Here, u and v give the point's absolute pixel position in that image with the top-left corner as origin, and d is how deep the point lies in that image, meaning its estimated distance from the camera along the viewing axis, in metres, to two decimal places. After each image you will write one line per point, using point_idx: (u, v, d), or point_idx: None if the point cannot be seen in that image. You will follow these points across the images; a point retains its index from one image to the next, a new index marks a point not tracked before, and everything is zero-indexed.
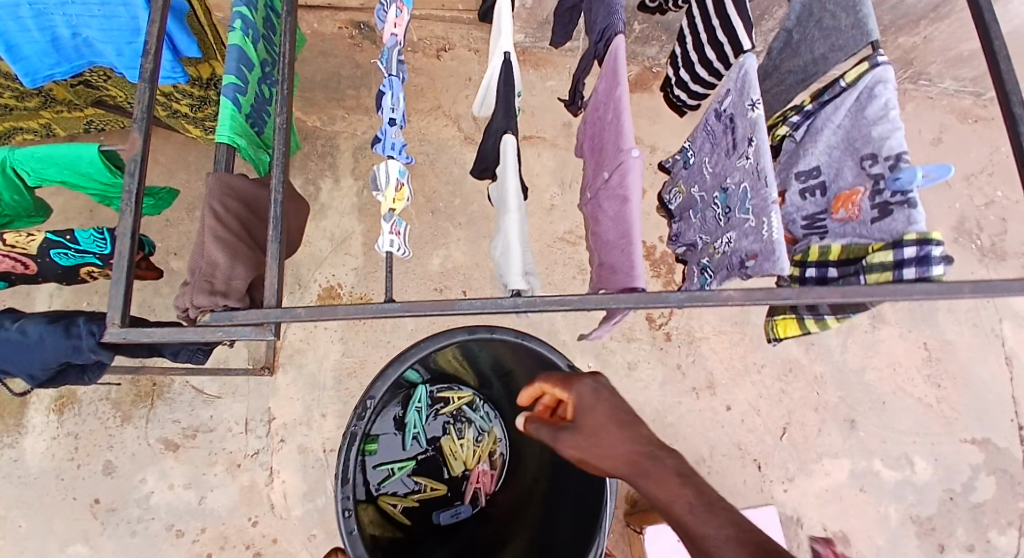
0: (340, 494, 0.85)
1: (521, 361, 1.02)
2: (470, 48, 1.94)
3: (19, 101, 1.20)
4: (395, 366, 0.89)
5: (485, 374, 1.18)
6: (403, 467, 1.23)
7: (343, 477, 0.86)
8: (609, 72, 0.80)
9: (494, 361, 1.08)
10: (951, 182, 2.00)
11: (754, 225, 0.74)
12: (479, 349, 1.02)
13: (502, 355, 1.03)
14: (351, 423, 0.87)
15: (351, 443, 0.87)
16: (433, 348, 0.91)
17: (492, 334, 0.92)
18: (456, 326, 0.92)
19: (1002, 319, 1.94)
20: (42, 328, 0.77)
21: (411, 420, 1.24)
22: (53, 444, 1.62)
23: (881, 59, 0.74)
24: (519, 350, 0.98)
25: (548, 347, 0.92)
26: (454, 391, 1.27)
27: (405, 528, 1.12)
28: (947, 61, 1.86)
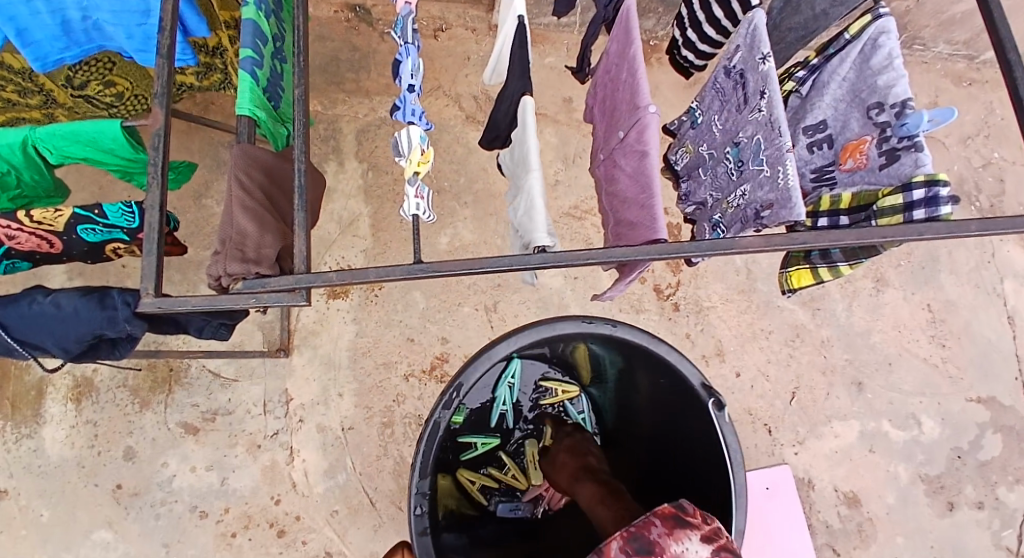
0: (416, 483, 0.87)
1: (650, 369, 1.02)
2: (467, 27, 1.94)
3: (20, 96, 1.18)
4: (481, 359, 0.85)
5: (602, 372, 1.18)
6: (486, 442, 1.25)
7: (422, 472, 0.87)
8: (621, 33, 0.82)
9: (617, 363, 1.09)
10: (948, 146, 2.03)
11: (769, 176, 0.76)
12: (608, 349, 1.04)
13: (635, 362, 1.04)
14: (435, 412, 0.86)
15: (433, 432, 0.87)
16: (533, 338, 0.88)
17: (613, 333, 0.93)
18: (568, 318, 0.90)
19: (1004, 279, 1.97)
20: (76, 300, 0.79)
21: (504, 397, 1.20)
22: (72, 432, 1.64)
23: (883, 10, 0.76)
24: (644, 354, 0.98)
25: (682, 359, 0.93)
26: (558, 383, 1.27)
27: (477, 507, 1.21)
28: (941, 24, 1.87)
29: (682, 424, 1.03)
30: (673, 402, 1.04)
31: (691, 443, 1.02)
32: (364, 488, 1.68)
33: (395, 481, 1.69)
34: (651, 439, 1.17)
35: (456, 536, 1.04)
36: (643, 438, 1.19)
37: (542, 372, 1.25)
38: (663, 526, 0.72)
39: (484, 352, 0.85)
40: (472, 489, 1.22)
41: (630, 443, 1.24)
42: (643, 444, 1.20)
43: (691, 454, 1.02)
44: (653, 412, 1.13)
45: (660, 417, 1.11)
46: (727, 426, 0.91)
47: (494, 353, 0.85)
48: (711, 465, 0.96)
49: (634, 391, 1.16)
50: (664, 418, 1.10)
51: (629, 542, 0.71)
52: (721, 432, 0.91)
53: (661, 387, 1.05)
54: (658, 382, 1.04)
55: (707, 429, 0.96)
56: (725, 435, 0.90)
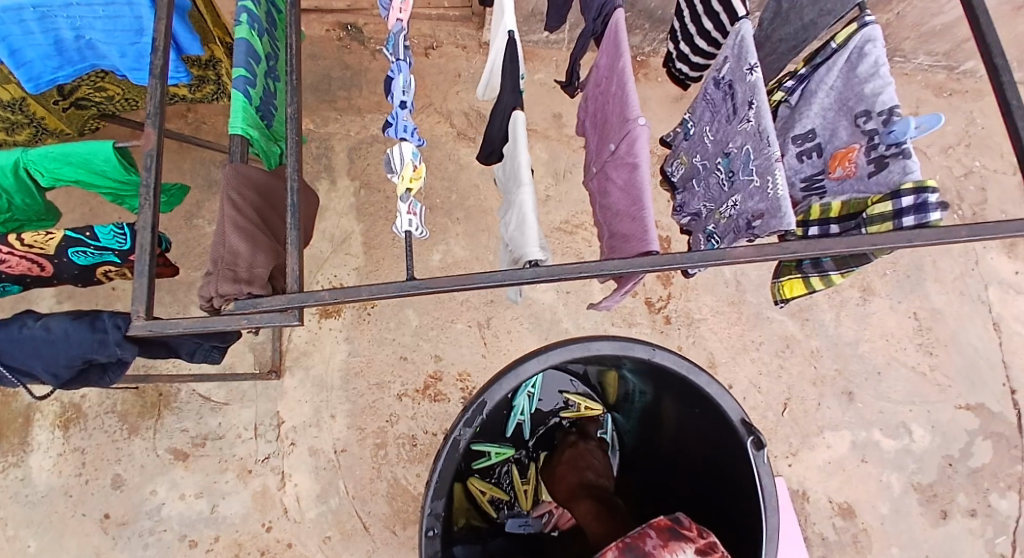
0: (429, 504, 0.84)
1: (682, 397, 0.99)
2: (458, 45, 1.96)
3: (9, 133, 1.20)
4: (508, 377, 0.85)
5: (630, 395, 1.15)
6: (500, 453, 1.18)
7: (436, 493, 0.84)
8: (611, 47, 0.83)
9: (649, 387, 1.07)
10: (930, 155, 2.07)
11: (759, 185, 0.77)
12: (641, 373, 1.01)
13: (666, 388, 1.02)
14: (455, 429, 0.85)
15: (451, 449, 0.85)
16: (564, 355, 0.87)
17: (650, 357, 0.90)
18: (598, 339, 0.88)
19: (988, 286, 2.00)
20: (66, 324, 0.78)
21: (525, 408, 1.14)
22: (60, 460, 1.60)
23: (868, 18, 0.77)
24: (678, 381, 0.94)
25: (721, 392, 0.89)
26: (583, 399, 1.22)
27: (486, 519, 1.20)
28: (921, 37, 1.93)
29: (711, 457, 1.00)
30: (702, 433, 1.01)
31: (719, 478, 0.99)
32: (356, 513, 1.65)
33: (389, 505, 1.66)
34: (674, 470, 1.14)
35: (463, 550, 1.06)
36: (666, 469, 1.16)
37: (569, 386, 1.19)
38: (658, 538, 0.76)
39: (513, 370, 0.84)
40: (482, 500, 1.19)
41: (654, 474, 1.20)
42: (665, 475, 1.17)
43: (720, 490, 1.00)
44: (679, 444, 1.10)
45: (688, 449, 1.08)
46: (765, 467, 0.86)
47: (526, 369, 0.85)
48: (740, 503, 0.93)
49: (661, 418, 1.13)
50: (691, 450, 1.07)
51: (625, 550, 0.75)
52: (758, 473, 0.87)
53: (691, 416, 1.02)
54: (689, 410, 1.01)
55: (741, 467, 0.91)
56: (762, 479, 0.86)
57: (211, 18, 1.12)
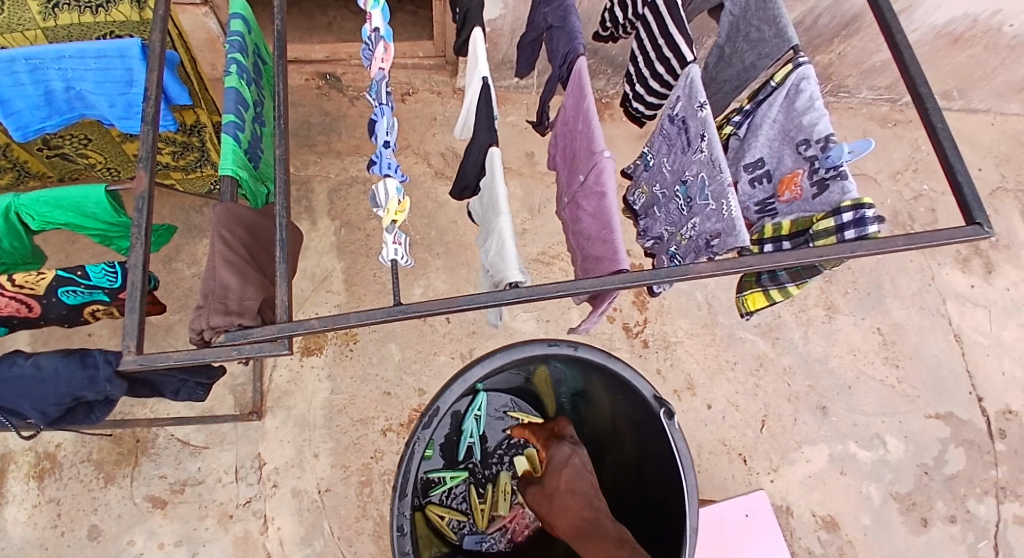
0: (397, 505, 0.85)
1: (607, 386, 1.06)
2: (433, 90, 2.06)
3: None
4: (456, 385, 0.89)
5: (565, 401, 1.20)
6: (454, 476, 1.24)
7: (402, 493, 0.86)
8: (575, 89, 0.91)
9: (581, 386, 1.12)
10: (880, 181, 2.22)
11: (715, 208, 0.84)
12: (571, 373, 1.07)
13: (597, 383, 1.07)
14: (416, 433, 0.87)
15: (412, 454, 0.86)
16: (506, 359, 0.93)
17: (574, 353, 0.97)
18: (535, 339, 0.95)
19: (945, 299, 2.12)
20: (57, 361, 0.79)
21: (469, 429, 1.19)
22: (34, 512, 1.55)
23: (802, 59, 0.85)
24: (601, 373, 1.02)
25: (635, 374, 0.98)
26: (525, 414, 1.26)
27: (447, 542, 1.19)
28: (863, 73, 2.10)
29: (642, 438, 1.08)
30: (634, 418, 1.07)
31: (651, 456, 1.06)
32: (343, 553, 1.61)
33: (375, 543, 1.63)
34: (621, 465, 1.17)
35: None
36: (612, 465, 1.21)
37: (507, 405, 1.26)
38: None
39: (460, 376, 0.89)
40: (442, 525, 1.20)
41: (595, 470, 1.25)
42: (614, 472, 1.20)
43: (652, 470, 1.07)
44: (615, 436, 1.17)
45: (625, 435, 1.14)
46: (678, 433, 0.95)
47: (469, 376, 0.90)
48: (669, 473, 0.99)
49: (597, 416, 1.18)
50: (629, 436, 1.13)
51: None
52: (672, 438, 0.95)
53: (620, 404, 1.08)
54: (616, 399, 1.08)
55: (663, 441, 1.00)
56: (677, 444, 0.94)
57: (196, 74, 1.17)
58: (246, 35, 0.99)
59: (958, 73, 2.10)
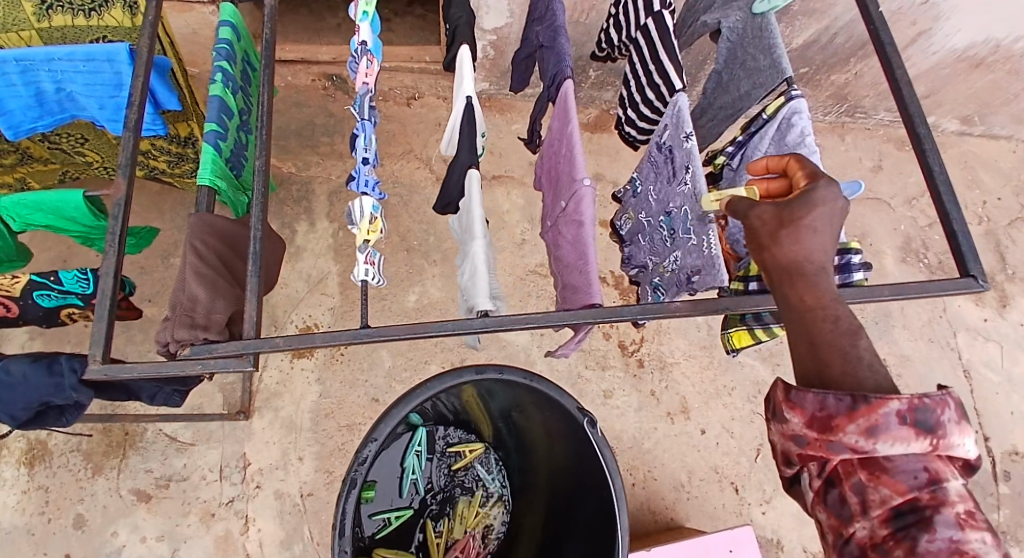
0: (339, 548, 0.84)
1: (535, 403, 1.03)
2: (439, 96, 2.05)
3: None
4: (384, 425, 0.86)
5: (499, 421, 1.16)
6: (400, 515, 1.17)
7: (342, 533, 0.83)
8: (561, 112, 0.89)
9: (512, 407, 1.09)
10: (894, 206, 2.16)
11: (696, 243, 0.82)
12: (501, 395, 1.04)
13: (527, 401, 1.03)
14: (352, 470, 0.85)
15: (351, 488, 0.85)
16: (440, 388, 0.91)
17: (500, 377, 0.94)
18: (464, 366, 0.93)
19: (956, 332, 2.05)
20: (25, 367, 0.79)
21: (411, 465, 1.16)
22: (23, 498, 1.57)
23: (794, 92, 0.82)
24: (529, 394, 1.00)
25: (557, 390, 0.96)
26: (465, 444, 1.23)
27: None
28: (879, 94, 2.04)
29: (569, 450, 1.06)
30: (564, 435, 1.04)
31: (581, 466, 1.03)
32: None
33: None
34: (554, 481, 1.15)
35: None
36: (548, 470, 1.16)
37: (447, 435, 1.21)
38: (955, 410, 0.52)
39: (390, 412, 0.86)
40: None
41: (537, 479, 1.20)
42: (547, 488, 1.18)
43: (586, 480, 1.03)
44: (549, 448, 1.12)
45: (555, 444, 1.09)
46: (603, 445, 0.95)
47: (393, 414, 0.87)
48: (600, 485, 0.98)
49: (531, 435, 1.15)
50: (560, 453, 1.10)
51: (916, 411, 0.51)
52: (599, 452, 0.95)
53: (550, 422, 1.05)
54: (544, 414, 1.05)
55: (592, 456, 0.98)
56: (603, 454, 0.94)
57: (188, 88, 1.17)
58: (234, 43, 0.98)
59: (979, 97, 2.03)
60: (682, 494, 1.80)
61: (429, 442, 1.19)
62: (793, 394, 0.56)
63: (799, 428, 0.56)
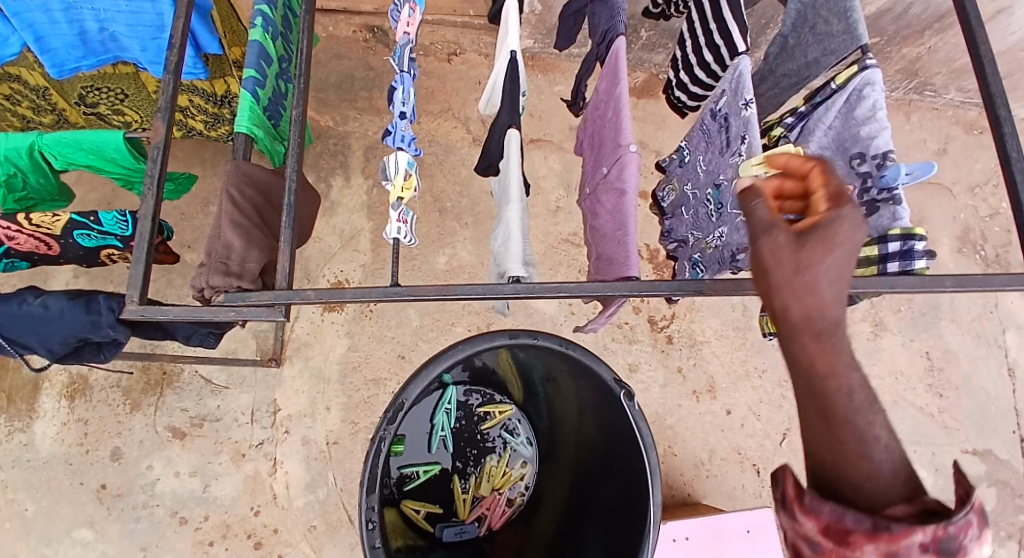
0: (365, 501, 0.84)
1: (569, 371, 1.01)
2: (481, 53, 1.99)
3: (34, 114, 1.28)
4: (415, 383, 0.86)
5: (532, 384, 1.16)
6: (427, 471, 1.16)
7: (370, 488, 0.84)
8: (610, 72, 0.83)
9: (545, 371, 1.07)
10: (955, 193, 2.03)
11: (746, 220, 0.77)
12: (534, 360, 1.03)
13: (560, 368, 1.01)
14: (381, 428, 0.85)
15: (380, 448, 0.85)
16: (473, 351, 0.90)
17: (533, 342, 0.93)
18: (497, 330, 0.91)
19: (1006, 330, 1.94)
20: (64, 304, 0.80)
21: (440, 423, 1.15)
22: (63, 429, 1.66)
23: (869, 62, 0.75)
24: (564, 360, 0.98)
25: (596, 359, 0.94)
26: (496, 405, 1.23)
27: (428, 537, 1.14)
28: (953, 72, 1.89)
29: (603, 421, 1.04)
30: (595, 404, 1.03)
31: (613, 437, 1.02)
32: (343, 505, 1.67)
33: None
34: (579, 448, 1.15)
35: None
36: (578, 445, 1.16)
37: (479, 395, 1.21)
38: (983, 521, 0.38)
39: (422, 373, 0.86)
40: (416, 518, 1.14)
41: (566, 450, 1.20)
42: (573, 456, 1.18)
43: (617, 453, 1.01)
44: (580, 418, 1.12)
45: (587, 415, 1.09)
46: (639, 416, 0.92)
47: (431, 372, 0.87)
48: (633, 458, 0.95)
49: (563, 403, 1.14)
50: (591, 422, 1.09)
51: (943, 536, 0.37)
52: (635, 422, 0.91)
53: (583, 389, 1.03)
54: (578, 383, 1.03)
55: (625, 426, 0.96)
56: (638, 427, 0.91)
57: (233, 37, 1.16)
58: None
59: None
60: (700, 472, 1.79)
61: (458, 400, 1.19)
62: (807, 498, 0.44)
63: (812, 534, 0.43)
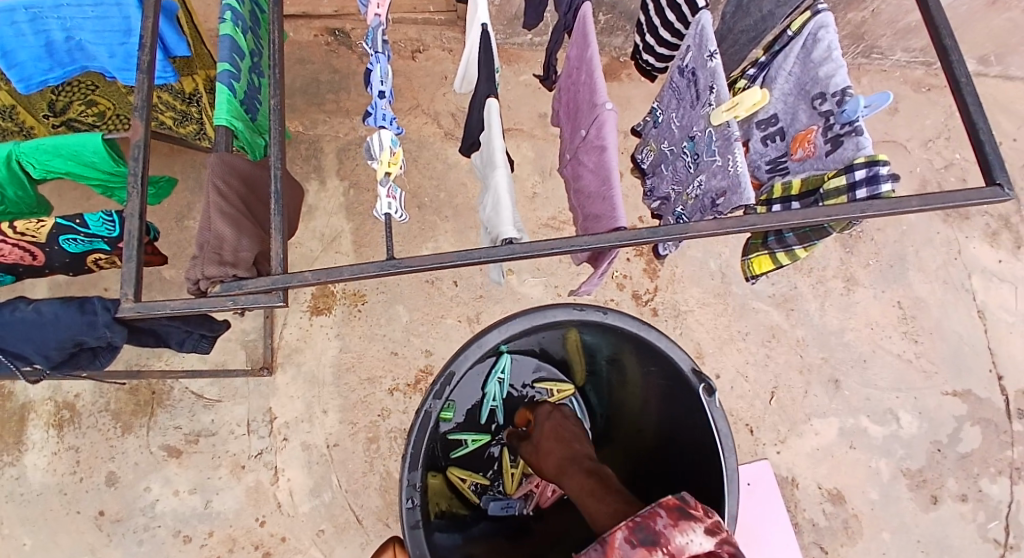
0: (406, 475, 0.88)
1: (640, 355, 1.05)
2: (444, 48, 2.01)
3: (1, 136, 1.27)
4: (472, 350, 0.90)
5: (596, 363, 1.21)
6: (477, 439, 1.28)
7: (413, 464, 0.88)
8: (580, 37, 0.87)
9: (609, 353, 1.14)
10: (910, 148, 2.12)
11: (722, 164, 0.80)
12: (603, 341, 1.08)
13: (628, 352, 1.07)
14: (426, 402, 0.88)
15: (425, 421, 0.88)
16: (524, 325, 0.93)
17: (602, 320, 0.97)
18: (558, 307, 0.95)
19: (971, 274, 2.04)
20: (56, 307, 0.80)
21: (492, 392, 1.23)
22: (54, 459, 1.62)
23: (821, 6, 0.79)
24: (632, 340, 1.01)
25: (671, 344, 0.96)
26: (556, 383, 1.31)
27: (471, 506, 1.24)
28: (897, 33, 1.98)
29: (673, 411, 1.08)
30: (664, 392, 1.08)
31: (682, 427, 1.06)
32: (350, 506, 1.66)
33: (382, 498, 1.68)
34: (638, 436, 1.22)
35: (445, 535, 1.04)
36: (638, 433, 1.22)
37: (543, 370, 1.30)
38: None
39: (476, 341, 0.90)
40: (463, 486, 1.26)
41: (625, 438, 1.26)
42: (632, 445, 1.24)
43: (685, 442, 1.06)
44: (644, 406, 1.18)
45: (652, 404, 1.15)
46: (717, 410, 0.94)
47: (485, 341, 0.90)
48: (706, 453, 0.98)
49: (628, 388, 1.20)
50: (655, 411, 1.15)
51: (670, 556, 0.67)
52: (712, 416, 0.94)
53: (652, 375, 1.08)
54: (648, 369, 1.08)
55: (700, 416, 0.98)
56: (715, 420, 0.94)
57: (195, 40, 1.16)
58: None
59: (998, 36, 1.96)
60: None
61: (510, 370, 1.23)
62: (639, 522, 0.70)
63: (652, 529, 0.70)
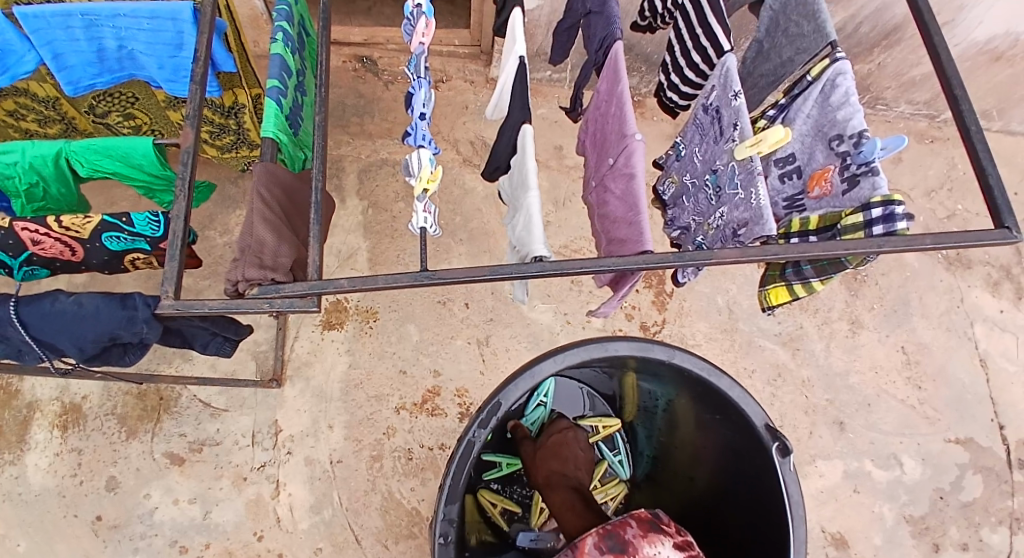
0: (443, 508, 0.87)
1: (701, 403, 1.05)
2: (466, 79, 2.09)
3: (41, 126, 1.33)
4: (523, 378, 0.89)
5: (649, 405, 1.22)
6: (511, 465, 1.31)
7: (450, 497, 0.87)
8: (610, 73, 0.92)
9: (664, 397, 1.14)
10: (914, 197, 2.18)
11: (744, 197, 0.84)
12: (663, 385, 1.09)
13: (686, 398, 1.08)
14: (470, 431, 0.88)
15: (468, 450, 0.88)
16: (582, 353, 0.91)
17: (669, 359, 0.95)
18: (617, 339, 0.93)
19: (974, 322, 2.07)
20: (98, 301, 0.83)
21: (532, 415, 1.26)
22: (55, 460, 1.61)
23: (839, 55, 0.85)
24: (701, 386, 0.99)
25: (744, 396, 0.94)
26: (601, 419, 1.33)
27: (499, 534, 1.27)
28: (902, 86, 2.07)
29: (729, 466, 1.08)
30: (722, 446, 1.08)
31: (738, 483, 1.05)
32: (350, 525, 1.65)
33: (382, 519, 1.66)
34: (691, 485, 1.21)
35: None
36: (688, 484, 1.22)
37: (593, 404, 1.33)
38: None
39: (529, 369, 0.89)
40: (494, 512, 1.29)
41: (673, 487, 1.26)
42: (681, 494, 1.24)
43: (742, 500, 1.05)
44: (696, 456, 1.17)
45: (705, 455, 1.15)
46: (789, 472, 0.91)
47: (539, 370, 0.89)
48: (769, 515, 0.96)
49: (680, 436, 1.20)
50: (707, 464, 1.15)
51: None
52: (782, 476, 0.91)
53: (712, 422, 1.07)
54: (707, 418, 1.07)
55: (767, 476, 0.96)
56: (786, 483, 0.91)
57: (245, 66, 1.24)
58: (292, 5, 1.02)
59: (999, 91, 2.04)
60: None
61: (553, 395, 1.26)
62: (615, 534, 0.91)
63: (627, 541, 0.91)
